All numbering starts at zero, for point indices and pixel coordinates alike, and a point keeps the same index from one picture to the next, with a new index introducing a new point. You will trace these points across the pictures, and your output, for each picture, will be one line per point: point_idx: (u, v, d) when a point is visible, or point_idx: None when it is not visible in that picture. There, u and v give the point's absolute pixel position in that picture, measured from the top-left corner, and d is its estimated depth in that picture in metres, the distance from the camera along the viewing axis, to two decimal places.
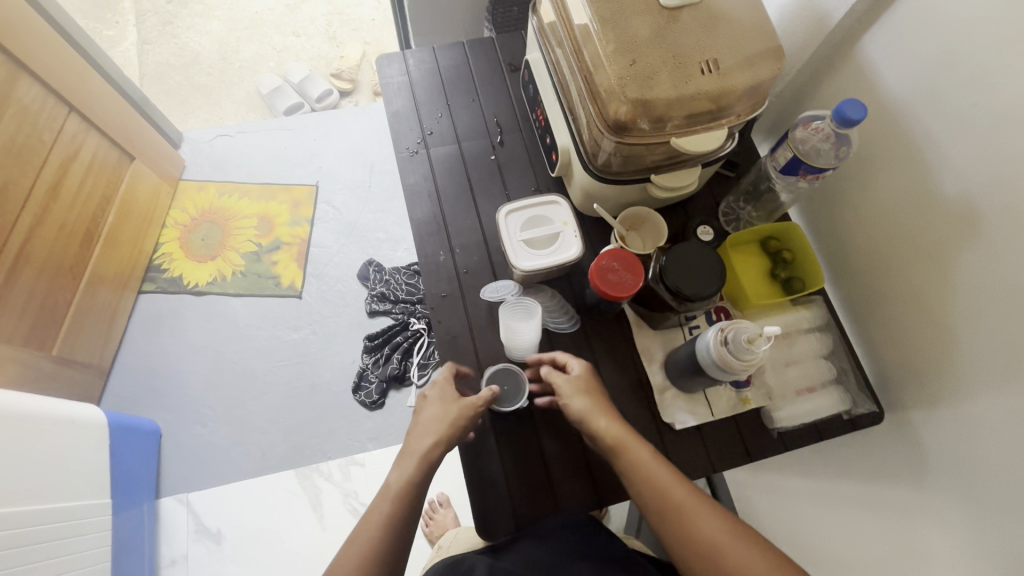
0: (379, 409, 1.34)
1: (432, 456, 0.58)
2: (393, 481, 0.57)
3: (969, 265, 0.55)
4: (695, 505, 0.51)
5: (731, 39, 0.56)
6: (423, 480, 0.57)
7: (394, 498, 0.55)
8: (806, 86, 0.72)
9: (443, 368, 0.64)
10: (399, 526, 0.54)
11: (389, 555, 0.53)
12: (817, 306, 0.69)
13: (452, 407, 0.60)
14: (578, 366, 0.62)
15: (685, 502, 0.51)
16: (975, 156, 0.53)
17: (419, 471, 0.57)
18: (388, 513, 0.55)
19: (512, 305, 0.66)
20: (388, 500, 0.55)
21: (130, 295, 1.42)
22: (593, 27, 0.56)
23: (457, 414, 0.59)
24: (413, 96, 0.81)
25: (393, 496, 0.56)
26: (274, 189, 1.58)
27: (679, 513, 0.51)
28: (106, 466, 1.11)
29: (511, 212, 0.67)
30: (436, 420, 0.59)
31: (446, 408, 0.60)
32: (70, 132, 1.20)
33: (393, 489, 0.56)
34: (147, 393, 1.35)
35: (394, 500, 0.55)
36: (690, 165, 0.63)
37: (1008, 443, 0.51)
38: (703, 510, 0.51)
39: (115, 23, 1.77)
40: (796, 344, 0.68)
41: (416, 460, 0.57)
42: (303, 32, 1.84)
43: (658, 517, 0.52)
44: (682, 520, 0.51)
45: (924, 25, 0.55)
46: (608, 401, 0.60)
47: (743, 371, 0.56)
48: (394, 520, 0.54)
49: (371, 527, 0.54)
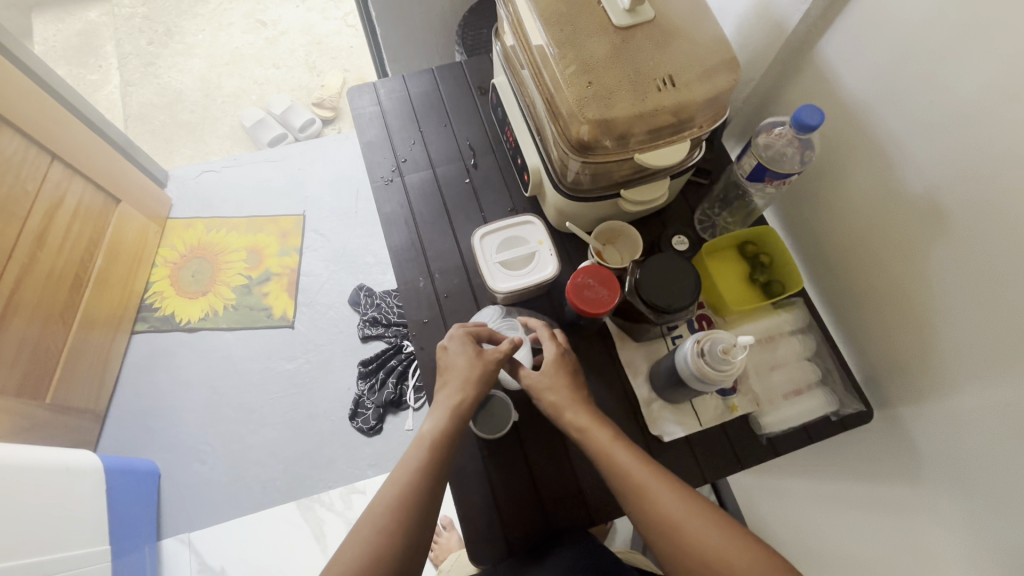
0: (377, 434, 1.33)
1: (465, 408, 0.59)
2: (428, 431, 0.58)
3: (940, 262, 0.55)
4: (655, 483, 0.53)
5: (686, 54, 0.56)
6: (456, 432, 0.58)
7: (427, 443, 0.57)
8: (770, 91, 0.73)
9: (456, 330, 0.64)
10: (430, 473, 0.55)
11: (424, 497, 0.54)
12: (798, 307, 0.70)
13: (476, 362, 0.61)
14: (550, 352, 0.62)
15: (646, 482, 0.53)
16: (935, 152, 0.53)
17: (453, 422, 0.58)
18: (422, 458, 0.56)
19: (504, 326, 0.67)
20: (422, 448, 0.56)
21: (123, 336, 1.42)
22: (549, 52, 0.57)
23: (482, 368, 0.60)
24: (385, 124, 0.82)
25: (427, 445, 0.57)
26: (262, 221, 1.59)
27: (642, 492, 0.53)
28: (104, 511, 1.11)
29: (486, 234, 0.68)
30: (465, 376, 0.60)
31: (472, 364, 0.61)
32: (54, 180, 1.22)
33: (428, 435, 0.57)
34: (144, 434, 1.35)
35: (428, 446, 0.56)
36: (658, 178, 0.63)
37: (996, 438, 0.51)
38: (663, 486, 0.53)
39: (97, 67, 1.79)
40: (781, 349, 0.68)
41: (451, 412, 0.59)
42: (283, 64, 1.85)
43: (624, 498, 0.54)
44: (645, 498, 0.52)
45: (875, 27, 0.56)
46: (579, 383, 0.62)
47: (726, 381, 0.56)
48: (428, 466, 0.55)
49: (405, 469, 0.55)
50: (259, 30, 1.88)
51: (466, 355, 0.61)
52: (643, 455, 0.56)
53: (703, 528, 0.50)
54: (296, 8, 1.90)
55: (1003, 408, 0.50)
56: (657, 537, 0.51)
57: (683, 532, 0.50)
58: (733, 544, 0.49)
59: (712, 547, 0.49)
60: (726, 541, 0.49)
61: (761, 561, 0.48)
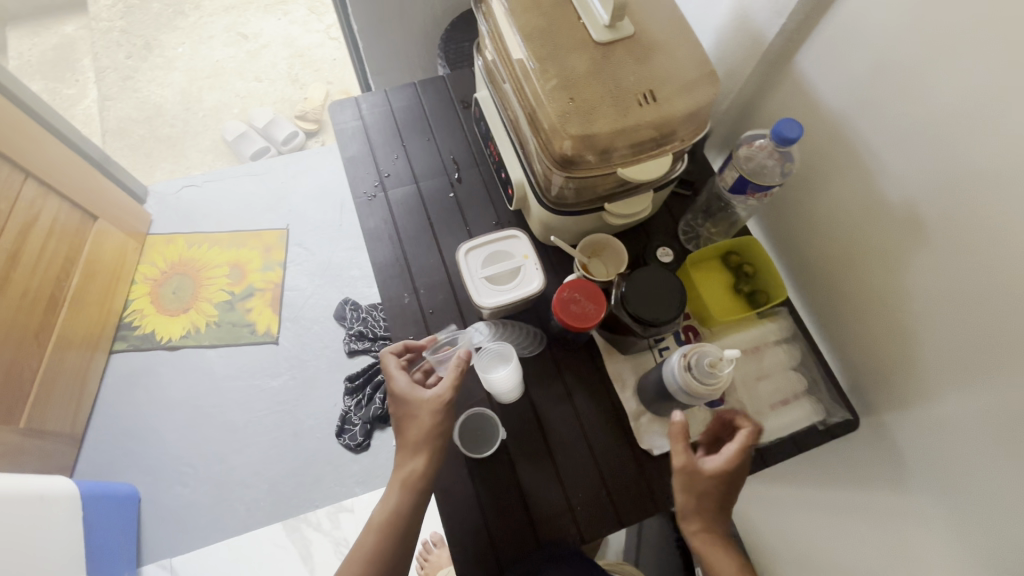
0: (365, 451, 1.31)
1: (413, 483, 0.58)
2: (378, 515, 0.60)
3: (919, 271, 0.56)
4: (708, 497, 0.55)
5: (666, 68, 0.57)
6: (405, 512, 0.59)
7: (376, 529, 0.59)
8: (750, 104, 0.74)
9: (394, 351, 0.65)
10: (380, 559, 0.58)
11: None
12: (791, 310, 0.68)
13: (422, 421, 0.60)
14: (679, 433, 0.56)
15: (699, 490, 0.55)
16: (911, 163, 0.54)
17: (399, 501, 0.59)
18: (371, 546, 0.59)
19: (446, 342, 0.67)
20: (373, 530, 0.59)
21: (101, 356, 1.38)
22: (531, 67, 0.57)
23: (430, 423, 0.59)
24: (368, 139, 0.81)
25: (376, 530, 0.59)
26: (244, 235, 1.57)
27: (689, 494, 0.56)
28: (80, 538, 1.07)
29: (470, 250, 0.67)
30: (412, 442, 0.59)
31: (420, 423, 0.60)
32: (27, 198, 1.19)
33: (376, 521, 0.60)
34: (124, 457, 1.31)
35: (377, 532, 0.59)
36: (641, 191, 0.63)
37: (980, 444, 0.51)
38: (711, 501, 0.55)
39: (74, 81, 1.76)
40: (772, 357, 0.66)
41: (400, 488, 0.59)
42: (265, 77, 1.84)
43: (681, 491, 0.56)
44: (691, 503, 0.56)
45: (850, 42, 0.57)
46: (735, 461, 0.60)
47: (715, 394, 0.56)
48: (382, 550, 0.58)
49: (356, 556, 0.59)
50: (240, 43, 1.86)
51: (414, 415, 0.60)
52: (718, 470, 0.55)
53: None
54: (277, 20, 1.89)
55: (986, 414, 0.50)
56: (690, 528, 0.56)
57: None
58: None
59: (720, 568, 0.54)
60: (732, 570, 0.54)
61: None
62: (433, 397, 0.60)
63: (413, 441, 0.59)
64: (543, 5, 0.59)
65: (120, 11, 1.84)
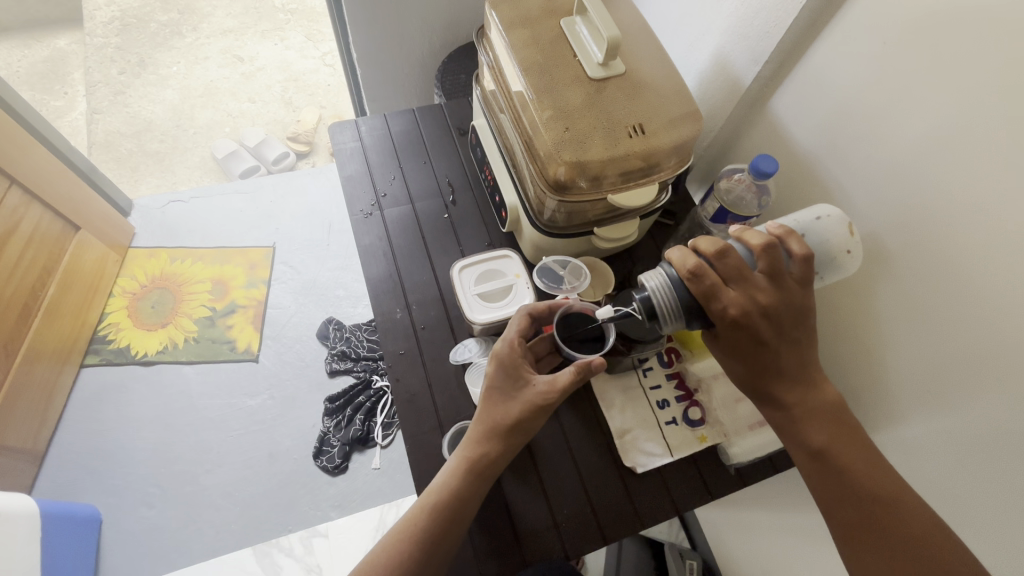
0: (342, 473, 1.28)
1: (478, 470, 0.56)
2: (433, 492, 0.56)
3: (883, 297, 0.59)
4: (772, 382, 0.56)
5: (655, 105, 0.62)
6: (462, 497, 0.55)
7: (430, 509, 0.54)
8: (728, 142, 0.79)
9: (518, 314, 0.63)
10: (423, 541, 0.53)
11: (412, 569, 0.52)
12: (834, 219, 0.59)
13: (515, 407, 0.57)
14: (708, 334, 0.58)
15: (752, 380, 0.57)
16: (876, 200, 0.59)
17: (460, 481, 0.55)
18: (417, 526, 0.54)
19: (551, 282, 0.72)
20: (426, 508, 0.54)
21: (71, 370, 1.34)
22: (529, 97, 0.61)
23: (522, 411, 0.57)
24: (366, 160, 0.84)
25: (428, 505, 0.55)
26: (229, 252, 1.56)
27: (755, 389, 0.57)
28: (37, 559, 1.02)
29: (465, 267, 0.73)
30: (493, 427, 0.57)
31: (512, 407, 0.57)
32: (10, 205, 1.17)
33: (427, 504, 0.55)
34: (86, 477, 1.25)
35: (430, 512, 0.54)
36: (629, 218, 0.68)
37: (948, 463, 0.54)
38: (775, 382, 0.56)
39: (63, 93, 1.75)
40: (824, 275, 0.60)
41: (466, 469, 0.56)
42: (259, 99, 1.87)
43: (754, 388, 0.57)
44: (764, 394, 0.57)
45: (821, 88, 0.63)
46: (789, 298, 0.54)
47: (667, 321, 0.56)
48: (424, 533, 0.53)
49: (400, 532, 0.54)
50: (235, 64, 1.88)
51: (513, 396, 0.58)
52: (729, 331, 0.54)
53: (892, 471, 0.51)
54: (274, 45, 1.91)
55: (952, 436, 0.54)
56: (783, 420, 0.56)
57: (853, 475, 0.51)
58: (847, 452, 0.53)
59: (823, 444, 0.53)
60: (836, 440, 0.53)
61: (878, 484, 0.51)
62: (541, 388, 0.57)
63: (495, 424, 0.57)
64: (541, 42, 0.63)
65: (115, 28, 1.85)
